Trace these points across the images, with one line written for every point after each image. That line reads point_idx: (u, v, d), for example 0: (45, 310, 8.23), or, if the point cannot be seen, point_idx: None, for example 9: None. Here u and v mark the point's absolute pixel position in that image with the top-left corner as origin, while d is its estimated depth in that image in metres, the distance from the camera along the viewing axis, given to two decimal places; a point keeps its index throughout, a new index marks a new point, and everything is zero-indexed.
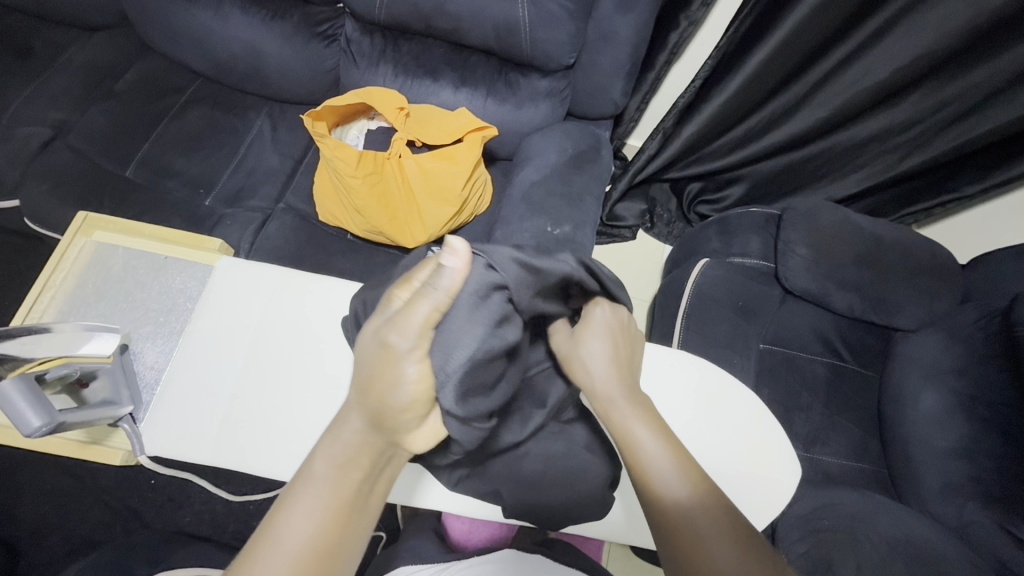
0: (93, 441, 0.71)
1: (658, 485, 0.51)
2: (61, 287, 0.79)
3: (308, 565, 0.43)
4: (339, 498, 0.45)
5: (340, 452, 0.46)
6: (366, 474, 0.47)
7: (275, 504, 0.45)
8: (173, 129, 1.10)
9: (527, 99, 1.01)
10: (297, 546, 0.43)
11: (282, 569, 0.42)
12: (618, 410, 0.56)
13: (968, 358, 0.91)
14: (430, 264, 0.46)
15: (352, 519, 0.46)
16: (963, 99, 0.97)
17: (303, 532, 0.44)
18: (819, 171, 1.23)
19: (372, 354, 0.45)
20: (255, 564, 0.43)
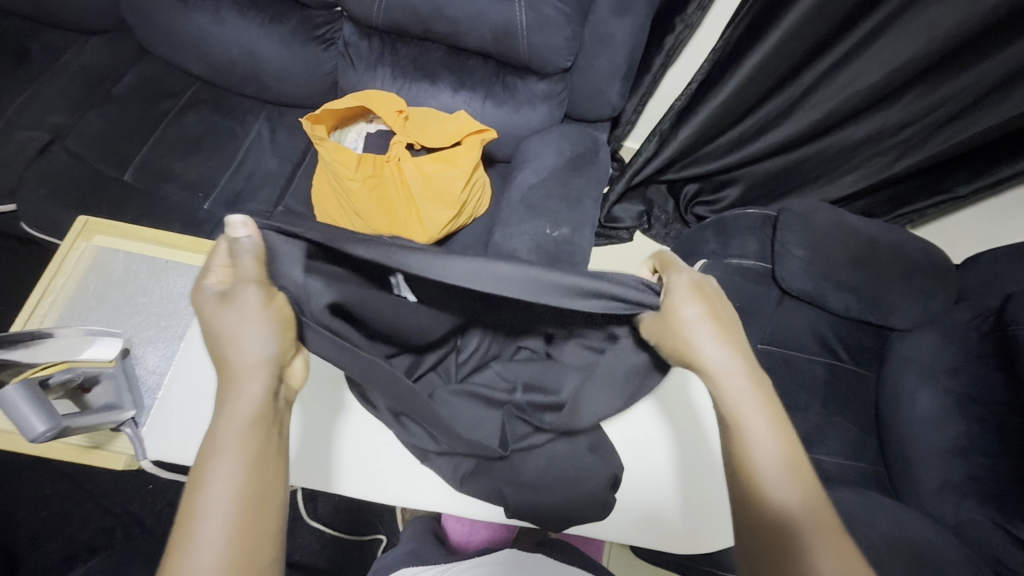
0: (94, 446, 0.71)
1: (769, 488, 0.49)
2: (61, 292, 0.79)
3: (241, 521, 0.43)
4: (252, 456, 0.45)
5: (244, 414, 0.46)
6: (270, 427, 0.48)
7: (188, 482, 0.44)
8: (172, 132, 1.10)
9: (525, 102, 1.01)
10: (227, 509, 0.43)
11: (219, 533, 0.42)
12: (742, 400, 0.53)
13: (963, 358, 0.92)
14: (221, 247, 0.53)
15: (272, 467, 0.46)
16: (956, 100, 0.98)
17: (229, 494, 0.43)
18: (813, 173, 1.24)
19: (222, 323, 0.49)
20: (187, 543, 0.41)
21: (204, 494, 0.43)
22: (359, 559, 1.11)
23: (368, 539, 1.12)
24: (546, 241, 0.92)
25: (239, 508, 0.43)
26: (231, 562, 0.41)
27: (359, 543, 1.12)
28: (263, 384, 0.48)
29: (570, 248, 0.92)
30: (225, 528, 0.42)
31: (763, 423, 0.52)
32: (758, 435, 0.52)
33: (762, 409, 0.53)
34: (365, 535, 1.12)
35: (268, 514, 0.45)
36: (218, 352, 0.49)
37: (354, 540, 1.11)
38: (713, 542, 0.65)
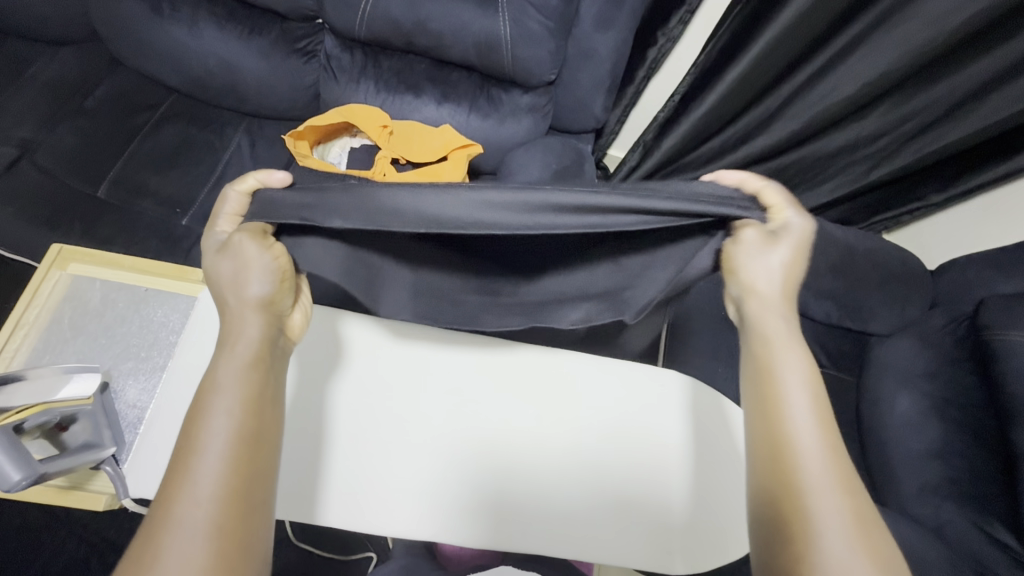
0: (73, 486, 0.69)
1: (787, 426, 0.48)
2: (35, 325, 0.76)
3: (240, 455, 0.43)
4: (251, 397, 0.46)
5: (243, 354, 0.48)
6: (267, 368, 0.49)
7: (187, 420, 0.44)
8: (147, 146, 1.07)
9: (509, 114, 1.01)
10: (226, 443, 0.43)
11: (218, 467, 0.42)
12: (774, 354, 0.52)
13: (939, 362, 0.96)
14: (230, 196, 0.57)
15: (269, 410, 0.47)
16: (926, 112, 1.00)
17: (228, 430, 0.44)
18: (790, 182, 1.27)
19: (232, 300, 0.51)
20: (183, 472, 0.41)
21: (198, 466, 0.41)
22: None
23: (357, 558, 1.10)
24: None
25: (231, 456, 0.43)
26: (226, 498, 0.41)
27: (347, 563, 1.10)
28: (259, 324, 0.51)
29: None
30: (219, 498, 0.40)
31: (802, 363, 0.51)
32: (813, 466, 0.45)
33: (798, 351, 0.52)
34: (355, 553, 1.10)
35: (266, 486, 0.44)
36: (223, 297, 0.52)
37: (343, 560, 1.10)
38: (728, 554, 0.65)
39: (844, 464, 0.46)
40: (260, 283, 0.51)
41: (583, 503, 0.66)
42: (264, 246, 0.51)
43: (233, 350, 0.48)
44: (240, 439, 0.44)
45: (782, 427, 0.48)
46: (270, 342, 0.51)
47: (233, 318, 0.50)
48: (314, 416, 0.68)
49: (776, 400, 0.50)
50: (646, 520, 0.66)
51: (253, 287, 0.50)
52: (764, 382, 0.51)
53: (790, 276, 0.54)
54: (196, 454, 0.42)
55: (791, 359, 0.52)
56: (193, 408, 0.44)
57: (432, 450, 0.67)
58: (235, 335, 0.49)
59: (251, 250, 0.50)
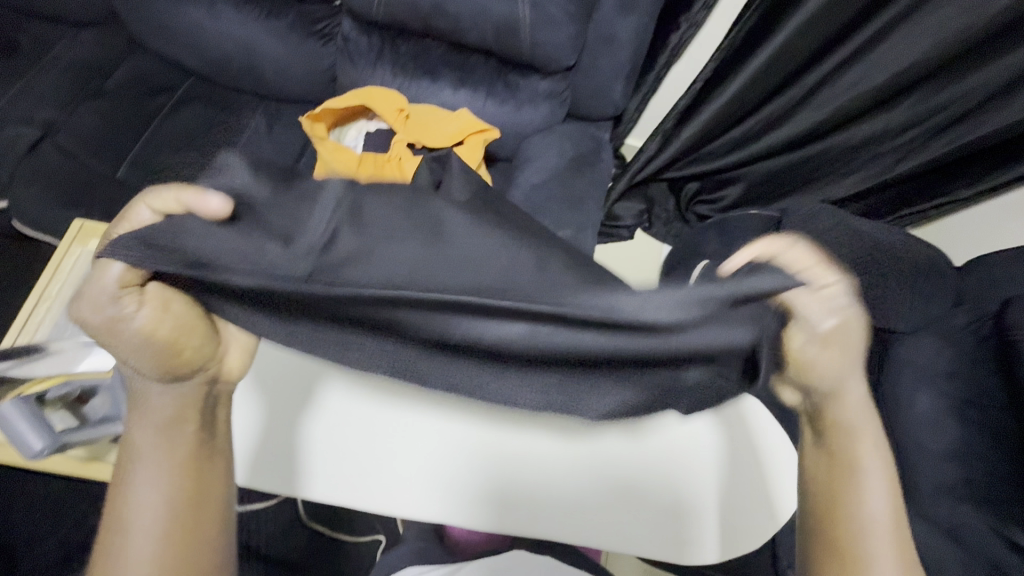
0: (93, 457, 0.70)
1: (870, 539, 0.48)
2: (57, 298, 0.78)
3: (171, 524, 0.48)
4: (178, 462, 0.50)
5: (159, 419, 0.50)
6: (197, 428, 0.52)
7: (116, 489, 0.50)
8: (166, 128, 1.07)
9: (527, 100, 1.00)
10: (154, 514, 0.48)
11: (148, 542, 0.47)
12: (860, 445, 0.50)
13: (962, 361, 0.93)
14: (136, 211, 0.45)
15: (202, 471, 0.51)
16: (958, 103, 0.97)
17: (153, 501, 0.48)
18: (812, 174, 1.23)
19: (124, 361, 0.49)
20: (116, 545, 0.47)
21: (129, 542, 0.47)
22: (357, 560, 1.11)
23: (367, 540, 1.11)
24: None
25: (159, 528, 0.48)
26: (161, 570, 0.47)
27: (358, 544, 1.11)
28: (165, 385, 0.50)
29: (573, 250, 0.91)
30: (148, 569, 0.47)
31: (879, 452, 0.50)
32: None
33: (881, 450, 0.50)
34: (366, 535, 1.11)
35: (197, 522, 0.50)
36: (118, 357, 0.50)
37: (354, 541, 1.11)
38: (742, 547, 0.65)
39: (907, 547, 0.48)
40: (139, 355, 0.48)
41: (592, 489, 0.67)
42: (133, 307, 0.46)
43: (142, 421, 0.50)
44: (169, 506, 0.49)
45: (849, 492, 0.49)
46: (198, 399, 0.52)
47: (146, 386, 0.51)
48: (328, 397, 0.70)
49: (854, 478, 0.50)
50: (655, 505, 0.67)
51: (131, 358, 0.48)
52: (843, 470, 0.50)
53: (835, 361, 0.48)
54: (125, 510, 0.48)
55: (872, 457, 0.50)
56: (118, 481, 0.49)
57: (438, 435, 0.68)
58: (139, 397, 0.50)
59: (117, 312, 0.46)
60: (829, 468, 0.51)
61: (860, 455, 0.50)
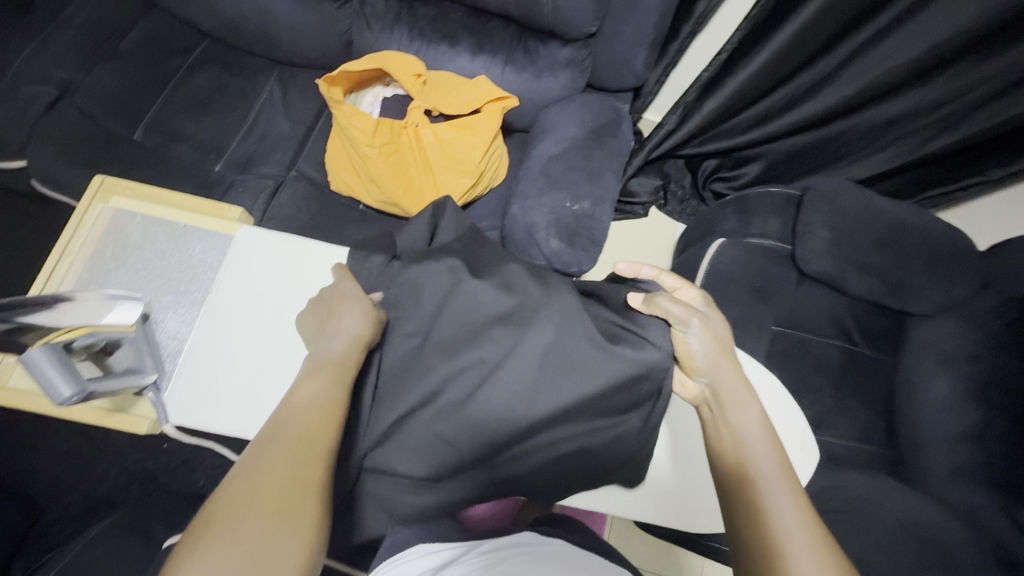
0: (117, 409, 0.72)
1: (762, 493, 0.54)
2: (80, 253, 0.78)
3: (298, 460, 0.48)
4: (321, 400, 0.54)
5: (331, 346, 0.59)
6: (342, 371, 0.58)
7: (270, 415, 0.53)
8: (181, 91, 1.07)
9: (547, 68, 0.97)
10: (289, 456, 0.48)
11: (276, 469, 0.47)
12: (738, 406, 0.61)
13: (984, 345, 0.91)
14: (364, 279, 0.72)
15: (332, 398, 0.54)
16: (995, 80, 0.94)
17: (289, 438, 0.50)
18: (837, 151, 1.21)
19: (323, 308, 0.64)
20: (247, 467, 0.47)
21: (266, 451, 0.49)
22: None
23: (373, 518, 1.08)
24: (565, 214, 0.89)
25: (291, 459, 0.48)
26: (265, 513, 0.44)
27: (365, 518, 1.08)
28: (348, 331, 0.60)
29: (590, 222, 0.90)
30: (273, 472, 0.47)
31: (763, 432, 0.59)
32: (790, 527, 0.51)
33: (758, 414, 0.60)
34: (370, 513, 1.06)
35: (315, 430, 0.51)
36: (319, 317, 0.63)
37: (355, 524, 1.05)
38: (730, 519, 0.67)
39: (807, 516, 0.53)
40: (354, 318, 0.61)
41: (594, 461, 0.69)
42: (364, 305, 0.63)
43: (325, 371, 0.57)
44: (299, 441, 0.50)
45: (757, 468, 0.56)
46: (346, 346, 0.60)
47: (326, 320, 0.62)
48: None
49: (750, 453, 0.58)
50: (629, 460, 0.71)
51: (345, 321, 0.61)
52: (743, 449, 0.58)
53: (724, 352, 0.64)
54: (280, 415, 0.52)
55: (748, 412, 0.61)
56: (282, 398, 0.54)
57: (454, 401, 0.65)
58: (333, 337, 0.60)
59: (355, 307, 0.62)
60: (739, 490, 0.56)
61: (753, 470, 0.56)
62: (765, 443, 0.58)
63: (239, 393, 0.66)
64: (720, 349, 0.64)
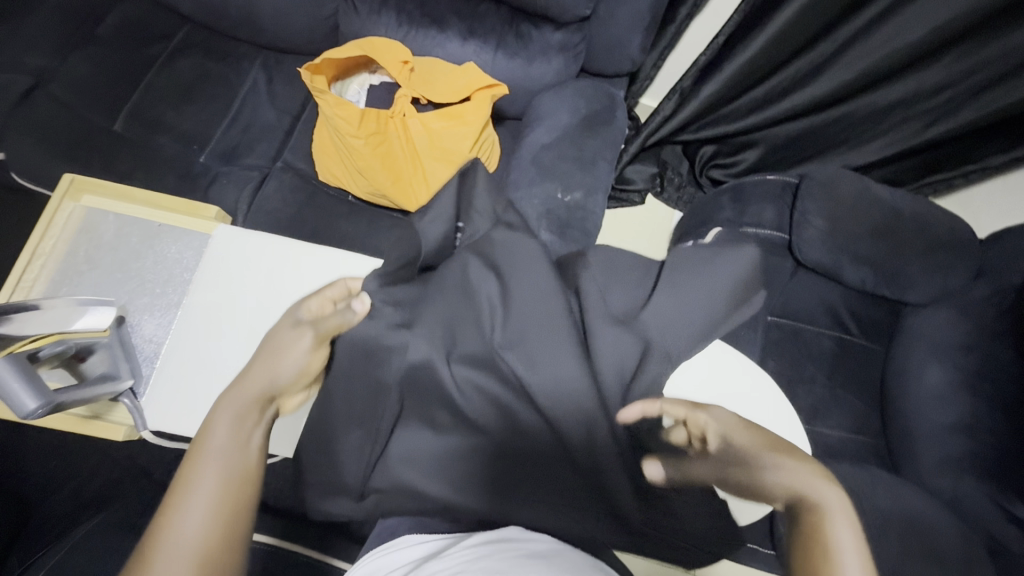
0: (93, 416, 0.71)
1: None
2: (51, 255, 0.76)
3: (209, 558, 0.39)
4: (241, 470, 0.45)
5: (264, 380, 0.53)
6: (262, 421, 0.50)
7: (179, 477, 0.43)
8: (162, 79, 1.04)
9: (539, 54, 0.94)
10: (190, 553, 0.38)
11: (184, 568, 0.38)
12: (825, 510, 0.46)
13: (975, 334, 0.90)
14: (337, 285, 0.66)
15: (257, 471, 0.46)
16: (998, 63, 0.91)
17: (199, 526, 0.40)
18: (836, 137, 1.18)
19: (286, 336, 0.58)
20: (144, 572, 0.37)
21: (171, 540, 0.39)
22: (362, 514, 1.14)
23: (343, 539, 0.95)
24: (557, 206, 0.87)
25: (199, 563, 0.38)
26: None
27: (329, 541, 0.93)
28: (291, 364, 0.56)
29: (582, 214, 0.88)
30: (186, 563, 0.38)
31: (850, 535, 0.44)
32: None
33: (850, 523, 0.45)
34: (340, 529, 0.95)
35: (244, 500, 0.43)
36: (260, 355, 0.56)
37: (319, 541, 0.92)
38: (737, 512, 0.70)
39: None
40: (296, 363, 0.57)
41: None
42: (311, 337, 0.59)
43: (241, 409, 0.49)
44: (216, 529, 0.40)
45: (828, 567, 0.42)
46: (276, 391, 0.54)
47: (270, 357, 0.56)
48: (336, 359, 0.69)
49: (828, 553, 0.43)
50: None
51: (286, 366, 0.56)
52: (811, 542, 0.45)
53: (774, 447, 0.53)
54: (192, 490, 0.42)
55: (840, 520, 0.45)
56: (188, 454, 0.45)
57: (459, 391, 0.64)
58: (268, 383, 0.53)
59: (302, 341, 0.58)
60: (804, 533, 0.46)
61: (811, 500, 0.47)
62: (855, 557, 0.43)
63: (221, 397, 0.67)
64: (767, 444, 0.54)
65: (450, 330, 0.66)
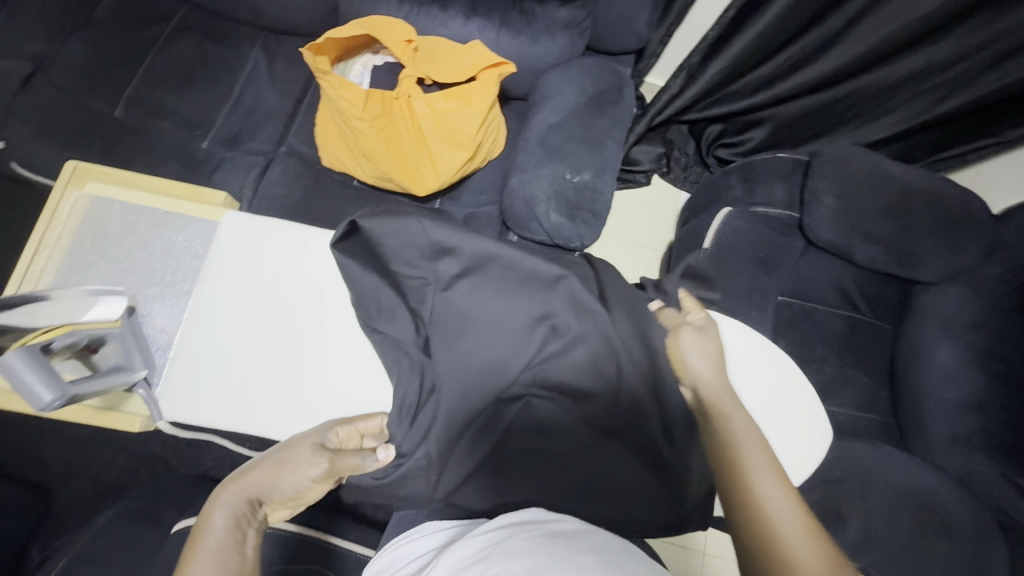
0: (109, 407, 0.71)
1: (749, 469, 0.51)
2: (57, 246, 0.75)
3: None
4: None
5: (267, 487, 0.51)
6: (248, 532, 0.48)
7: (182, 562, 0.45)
8: (161, 63, 1.01)
9: (544, 31, 0.92)
10: None
11: None
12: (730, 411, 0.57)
13: (987, 312, 0.91)
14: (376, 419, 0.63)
15: None
16: (1015, 34, 0.89)
17: None
18: (847, 113, 1.16)
19: (301, 452, 0.54)
20: None
21: None
22: None
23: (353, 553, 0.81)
24: (565, 187, 0.85)
25: None
26: None
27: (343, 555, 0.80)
28: (295, 484, 0.52)
29: (591, 195, 0.86)
30: None
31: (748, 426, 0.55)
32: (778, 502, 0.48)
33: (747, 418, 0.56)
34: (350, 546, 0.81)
35: None
36: (274, 456, 0.53)
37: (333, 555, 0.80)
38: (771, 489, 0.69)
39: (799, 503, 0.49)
40: (297, 484, 0.52)
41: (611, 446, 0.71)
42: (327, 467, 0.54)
43: (242, 507, 0.49)
44: None
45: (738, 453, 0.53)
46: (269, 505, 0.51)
47: (278, 467, 0.52)
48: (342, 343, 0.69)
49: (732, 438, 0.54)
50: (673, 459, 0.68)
51: (288, 485, 0.52)
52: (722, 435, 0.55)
53: (715, 359, 0.64)
54: None
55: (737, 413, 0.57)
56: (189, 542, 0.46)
57: (478, 376, 0.66)
58: (266, 494, 0.51)
59: (315, 468, 0.53)
60: (719, 450, 0.54)
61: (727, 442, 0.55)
62: (753, 441, 0.54)
63: (235, 388, 0.66)
64: (709, 363, 0.63)
65: (465, 313, 0.67)
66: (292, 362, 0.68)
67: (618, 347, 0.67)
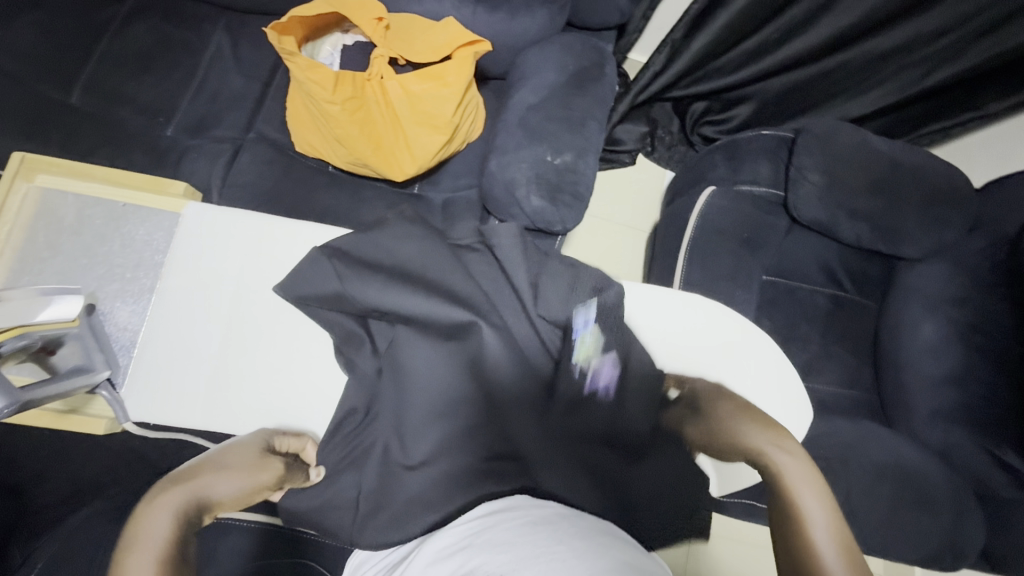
0: (71, 410, 0.70)
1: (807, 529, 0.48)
2: (8, 244, 0.72)
3: None
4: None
5: (210, 491, 0.51)
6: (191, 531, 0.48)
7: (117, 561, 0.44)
8: (118, 46, 0.97)
9: (521, 7, 0.88)
10: None
11: None
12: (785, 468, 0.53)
13: (971, 287, 0.89)
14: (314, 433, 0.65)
15: None
16: (1000, 5, 0.88)
17: None
18: (832, 88, 1.14)
19: (246, 457, 0.56)
20: None
21: None
22: None
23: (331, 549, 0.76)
24: (547, 169, 0.84)
25: None
26: None
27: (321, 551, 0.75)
28: (236, 488, 0.53)
29: (573, 177, 0.85)
30: None
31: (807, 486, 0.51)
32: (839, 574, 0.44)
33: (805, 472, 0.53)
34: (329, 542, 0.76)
35: None
36: (218, 461, 0.54)
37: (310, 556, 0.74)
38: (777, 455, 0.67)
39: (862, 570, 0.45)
40: (241, 488, 0.53)
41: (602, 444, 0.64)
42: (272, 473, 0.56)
43: (185, 506, 0.49)
44: None
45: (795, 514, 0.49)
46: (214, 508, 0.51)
47: (224, 469, 0.53)
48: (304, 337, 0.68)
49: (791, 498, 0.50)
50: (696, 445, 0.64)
51: (231, 488, 0.53)
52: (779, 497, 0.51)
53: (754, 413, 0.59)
54: None
55: (796, 467, 0.53)
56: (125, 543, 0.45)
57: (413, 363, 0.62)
58: (211, 495, 0.51)
59: (262, 473, 0.55)
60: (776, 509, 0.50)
61: (770, 461, 0.53)
62: (815, 500, 0.50)
63: (203, 387, 0.65)
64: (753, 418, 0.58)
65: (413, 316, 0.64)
66: (253, 360, 0.67)
67: (566, 325, 0.63)
